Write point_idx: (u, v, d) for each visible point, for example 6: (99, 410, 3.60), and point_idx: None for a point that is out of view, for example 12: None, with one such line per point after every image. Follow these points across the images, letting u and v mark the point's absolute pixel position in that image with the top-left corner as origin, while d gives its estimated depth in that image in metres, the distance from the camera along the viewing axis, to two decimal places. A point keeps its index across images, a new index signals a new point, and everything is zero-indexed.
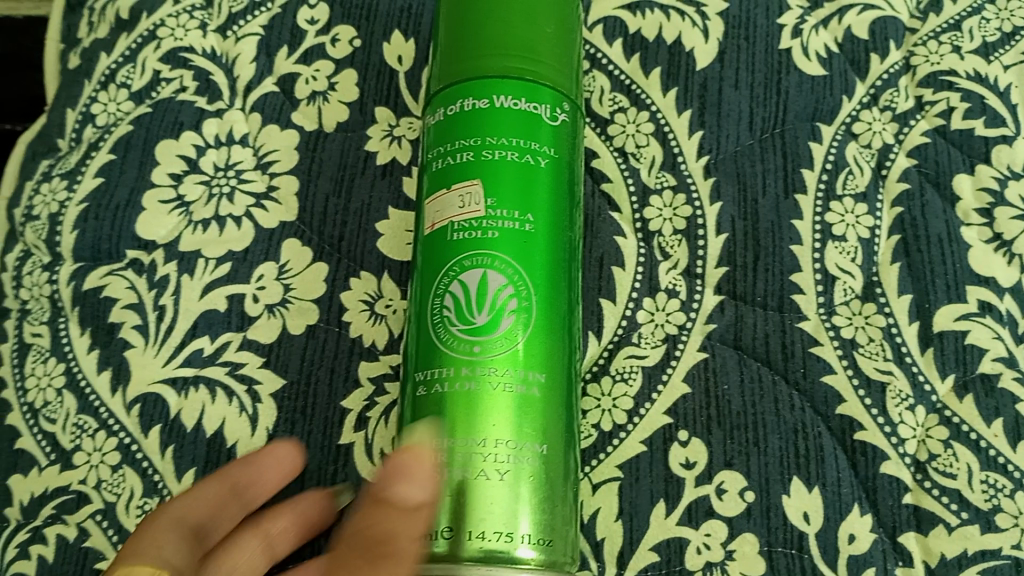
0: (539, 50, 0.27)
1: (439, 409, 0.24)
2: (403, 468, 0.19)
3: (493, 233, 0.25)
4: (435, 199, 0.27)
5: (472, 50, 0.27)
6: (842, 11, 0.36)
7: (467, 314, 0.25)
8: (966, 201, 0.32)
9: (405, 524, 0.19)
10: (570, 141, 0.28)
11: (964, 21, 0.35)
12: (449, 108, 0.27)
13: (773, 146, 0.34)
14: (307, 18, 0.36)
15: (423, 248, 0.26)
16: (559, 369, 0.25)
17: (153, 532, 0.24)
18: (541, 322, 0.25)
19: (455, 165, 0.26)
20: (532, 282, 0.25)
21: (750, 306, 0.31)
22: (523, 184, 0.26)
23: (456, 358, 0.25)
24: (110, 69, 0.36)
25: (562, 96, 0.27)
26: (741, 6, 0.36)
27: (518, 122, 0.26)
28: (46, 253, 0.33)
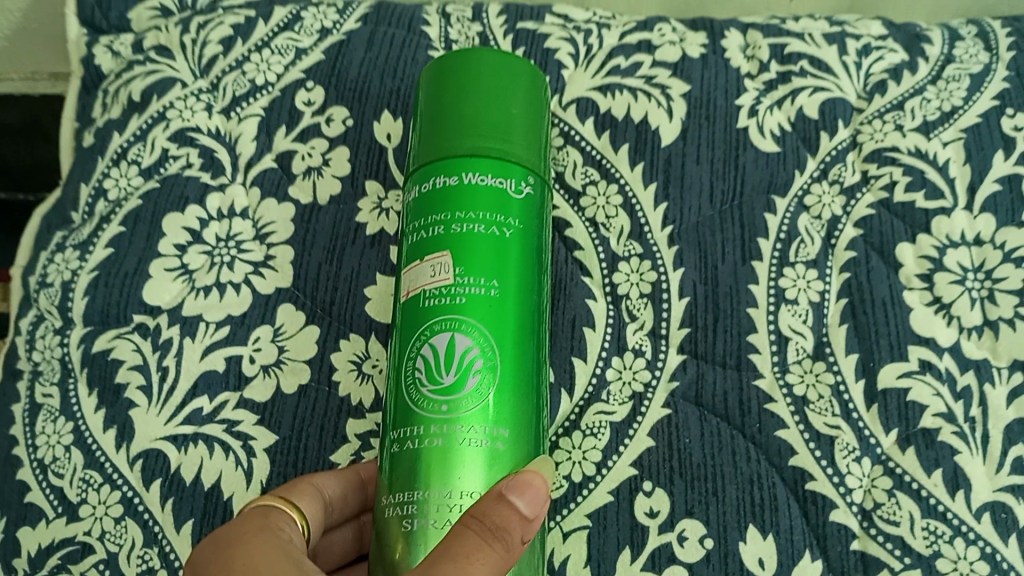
0: (504, 132, 0.30)
1: (411, 463, 0.26)
2: (532, 483, 0.25)
3: (461, 299, 0.27)
4: (411, 268, 0.29)
5: (443, 132, 0.30)
6: (794, 92, 0.39)
7: (436, 373, 0.27)
8: (908, 267, 0.35)
9: (516, 524, 0.24)
10: (534, 213, 0.30)
11: (906, 102, 0.38)
12: (423, 187, 0.30)
13: (731, 217, 0.36)
14: (304, 100, 0.39)
15: (400, 314, 0.29)
16: (522, 426, 0.27)
17: (302, 488, 0.29)
18: (505, 381, 0.27)
19: (428, 238, 0.29)
20: (497, 344, 0.27)
21: (710, 365, 0.34)
22: (488, 253, 0.28)
23: (426, 415, 0.27)
24: (122, 146, 0.39)
25: (526, 172, 0.30)
26: (703, 88, 0.39)
27: (485, 196, 0.29)
28: (59, 318, 0.36)
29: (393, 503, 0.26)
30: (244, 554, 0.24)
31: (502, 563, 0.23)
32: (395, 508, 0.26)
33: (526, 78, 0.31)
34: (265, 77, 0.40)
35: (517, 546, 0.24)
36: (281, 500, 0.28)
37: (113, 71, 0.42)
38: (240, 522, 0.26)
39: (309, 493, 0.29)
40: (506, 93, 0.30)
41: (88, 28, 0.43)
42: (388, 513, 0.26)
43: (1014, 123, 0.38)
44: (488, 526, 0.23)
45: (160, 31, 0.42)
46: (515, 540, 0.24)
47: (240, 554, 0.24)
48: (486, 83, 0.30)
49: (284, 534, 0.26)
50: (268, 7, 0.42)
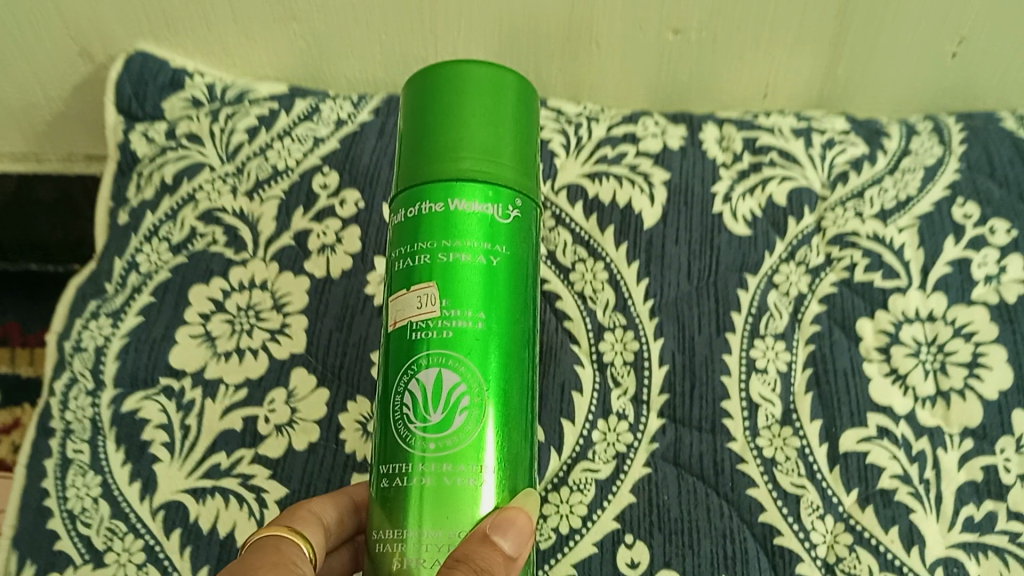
0: (494, 149, 0.26)
1: (398, 504, 0.25)
2: (516, 519, 0.25)
3: (447, 333, 0.25)
4: (397, 295, 0.26)
5: (426, 150, 0.27)
6: (765, 181, 0.43)
7: (424, 412, 0.25)
8: (867, 340, 0.38)
9: (499, 565, 0.24)
10: (531, 233, 0.28)
11: (866, 191, 0.43)
12: (409, 210, 0.26)
13: (707, 293, 0.40)
14: (320, 184, 0.43)
15: (388, 345, 0.26)
16: (513, 464, 0.26)
17: (304, 516, 0.31)
18: (495, 416, 0.25)
19: (413, 265, 0.26)
20: (487, 382, 0.25)
21: (688, 428, 0.37)
22: (477, 283, 0.25)
23: (412, 457, 0.25)
24: (154, 225, 0.43)
25: (519, 194, 0.27)
26: (681, 177, 0.43)
27: (474, 219, 0.26)
28: (91, 380, 0.39)
29: (381, 541, 0.25)
30: None
31: None
32: (384, 545, 0.25)
33: (519, 91, 0.28)
34: (286, 162, 0.44)
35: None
36: (290, 532, 0.29)
37: (147, 156, 0.46)
38: (257, 556, 0.27)
39: (311, 523, 0.31)
40: (498, 108, 0.27)
41: (125, 117, 0.47)
42: (378, 550, 0.25)
43: (963, 212, 0.41)
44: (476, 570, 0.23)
45: (191, 120, 0.46)
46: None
47: None
48: (476, 96, 0.27)
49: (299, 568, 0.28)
50: (290, 99, 0.47)
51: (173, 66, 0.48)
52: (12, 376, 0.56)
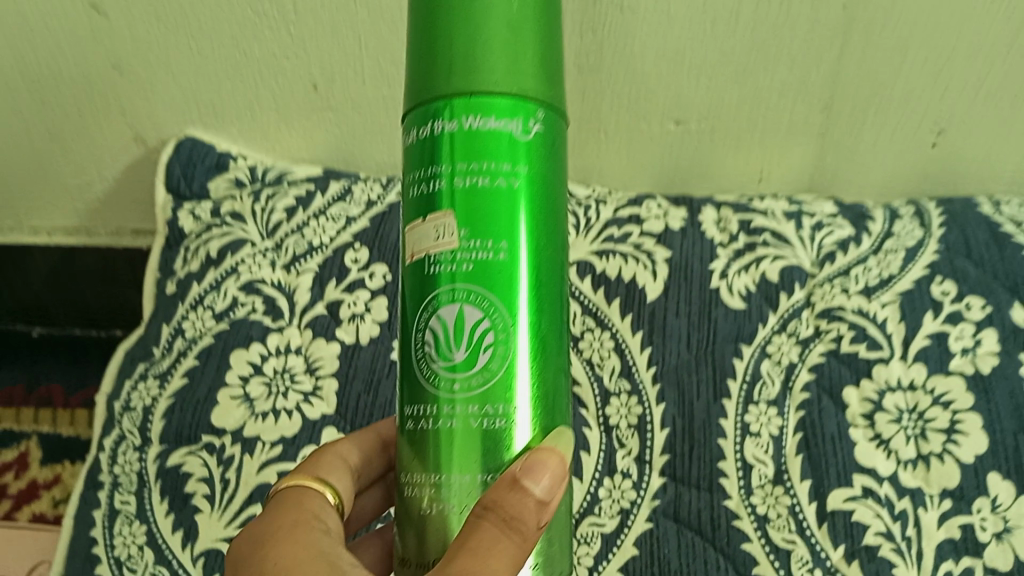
0: (516, 57, 0.24)
1: (424, 445, 0.24)
2: (546, 459, 0.24)
3: (469, 268, 0.24)
4: (414, 224, 0.25)
5: (437, 62, 0.24)
6: (758, 258, 0.46)
7: (447, 350, 0.24)
8: (853, 406, 0.42)
9: (531, 511, 0.23)
10: (562, 149, 0.26)
11: (852, 268, 0.46)
12: (421, 130, 0.25)
13: (705, 361, 0.44)
14: (351, 258, 0.47)
15: (406, 277, 0.25)
16: (543, 397, 0.25)
17: (330, 460, 0.32)
18: (521, 353, 0.24)
19: (428, 193, 0.25)
20: (512, 318, 0.24)
21: (687, 486, 0.41)
22: (501, 214, 0.24)
23: (435, 399, 0.24)
24: (199, 294, 0.47)
25: (547, 108, 0.25)
26: (682, 253, 0.47)
27: (495, 137, 0.24)
28: (138, 437, 0.43)
29: (410, 483, 0.25)
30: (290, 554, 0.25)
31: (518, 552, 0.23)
32: (414, 488, 0.24)
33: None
34: (320, 239, 0.48)
35: (533, 531, 0.24)
36: (314, 482, 0.31)
37: (193, 231, 0.50)
38: (276, 522, 0.27)
39: (336, 463, 0.33)
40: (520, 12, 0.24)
41: (174, 196, 0.52)
42: (408, 492, 0.24)
43: (941, 288, 0.44)
44: (500, 518, 0.23)
45: (234, 199, 0.51)
46: (530, 525, 0.23)
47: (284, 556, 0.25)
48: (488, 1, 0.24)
49: (326, 521, 0.28)
50: (324, 181, 0.51)
51: (219, 150, 0.53)
52: (54, 433, 0.59)
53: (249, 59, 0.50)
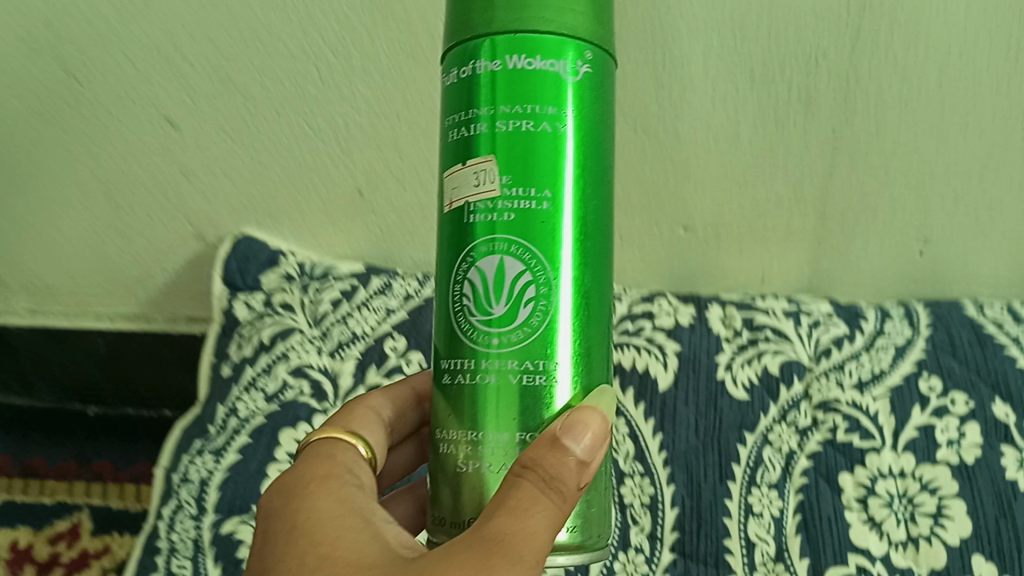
0: (563, 1, 0.28)
1: (462, 398, 0.28)
2: (586, 421, 0.27)
3: (507, 219, 0.28)
4: (455, 170, 0.29)
5: (488, 3, 0.28)
6: (761, 353, 0.51)
7: (487, 298, 0.28)
8: (848, 491, 0.46)
9: (571, 472, 0.26)
10: (597, 82, 0.29)
11: (847, 363, 0.50)
12: (465, 68, 0.28)
13: (712, 447, 0.48)
14: (391, 346, 0.52)
15: (449, 222, 0.29)
16: (580, 329, 0.29)
17: (364, 413, 0.36)
18: (556, 303, 0.28)
19: (473, 138, 0.28)
20: (548, 260, 0.28)
21: (695, 562, 0.45)
22: (537, 163, 0.28)
23: (477, 343, 0.28)
24: (252, 376, 0.52)
25: (580, 45, 0.28)
26: (691, 347, 0.51)
27: (530, 87, 0.27)
28: (194, 507, 0.47)
29: (446, 440, 0.29)
30: (329, 503, 0.28)
31: (558, 511, 0.26)
32: (452, 443, 0.28)
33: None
34: (363, 328, 0.53)
35: (574, 492, 0.26)
36: (349, 436, 0.33)
37: (247, 319, 0.55)
38: (313, 471, 0.30)
39: (370, 415, 0.36)
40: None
41: (228, 287, 0.57)
42: (442, 450, 0.29)
43: (927, 384, 0.48)
44: (542, 477, 0.25)
45: (285, 291, 0.55)
46: (570, 487, 0.26)
47: (323, 507, 0.27)
48: None
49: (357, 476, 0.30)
50: (367, 276, 0.56)
51: (272, 248, 0.58)
52: (104, 508, 0.62)
53: (303, 168, 0.56)
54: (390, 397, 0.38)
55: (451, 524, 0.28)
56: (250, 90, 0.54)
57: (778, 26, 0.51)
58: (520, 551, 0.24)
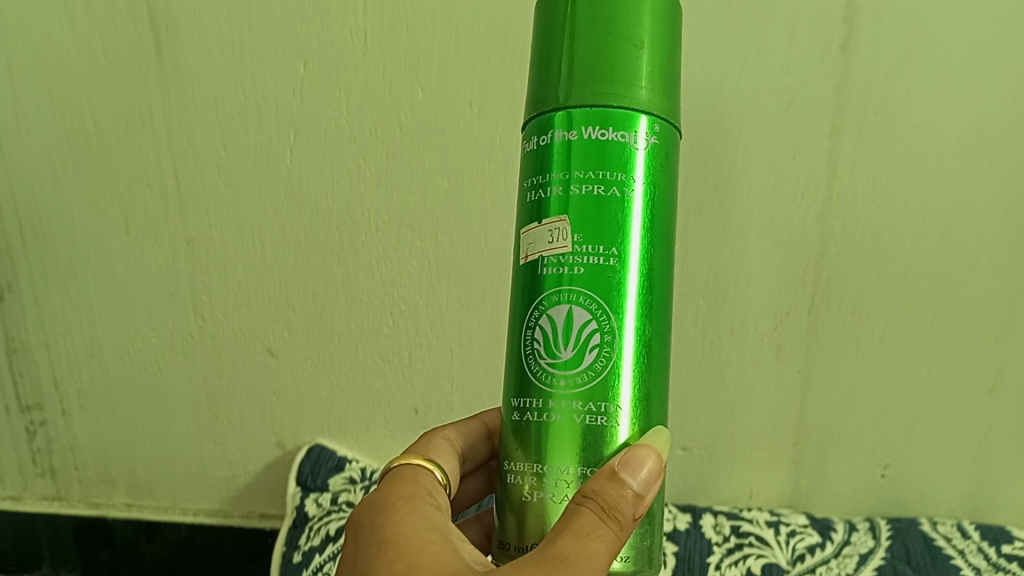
0: (634, 80, 0.33)
1: (531, 434, 0.34)
2: (640, 456, 0.32)
3: (576, 273, 0.33)
4: (530, 228, 0.35)
5: (571, 71, 0.34)
6: (746, 556, 0.61)
7: (557, 344, 0.34)
8: None
9: (624, 503, 0.31)
10: (663, 148, 0.34)
11: (818, 566, 0.60)
12: (543, 139, 0.34)
13: None
14: None
15: (524, 273, 0.35)
16: (641, 370, 0.34)
17: (437, 443, 0.45)
18: (619, 349, 0.33)
19: (549, 199, 0.34)
20: (613, 307, 0.33)
21: None
22: (604, 223, 0.33)
23: (548, 380, 0.34)
24: (320, 562, 0.62)
25: (648, 117, 0.34)
26: (686, 547, 0.62)
27: (601, 156, 0.33)
28: None
29: (514, 472, 0.34)
30: (407, 522, 0.34)
31: (615, 539, 0.31)
32: (523, 475, 0.34)
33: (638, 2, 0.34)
34: None
35: (627, 521, 0.32)
36: (424, 465, 0.41)
37: (315, 515, 0.66)
38: (398, 492, 0.37)
39: (442, 445, 0.45)
40: (624, 31, 0.34)
41: (302, 487, 0.68)
42: (511, 481, 0.34)
43: None
44: (602, 507, 0.31)
45: (349, 492, 0.67)
46: (626, 517, 0.31)
47: (402, 524, 0.34)
48: (608, 28, 0.34)
49: (433, 497, 0.38)
50: None
51: (339, 455, 0.69)
52: None
53: (373, 392, 0.68)
54: (459, 428, 0.48)
55: (515, 549, 0.34)
56: (339, 330, 0.67)
57: (755, 301, 0.64)
58: (581, 570, 0.29)
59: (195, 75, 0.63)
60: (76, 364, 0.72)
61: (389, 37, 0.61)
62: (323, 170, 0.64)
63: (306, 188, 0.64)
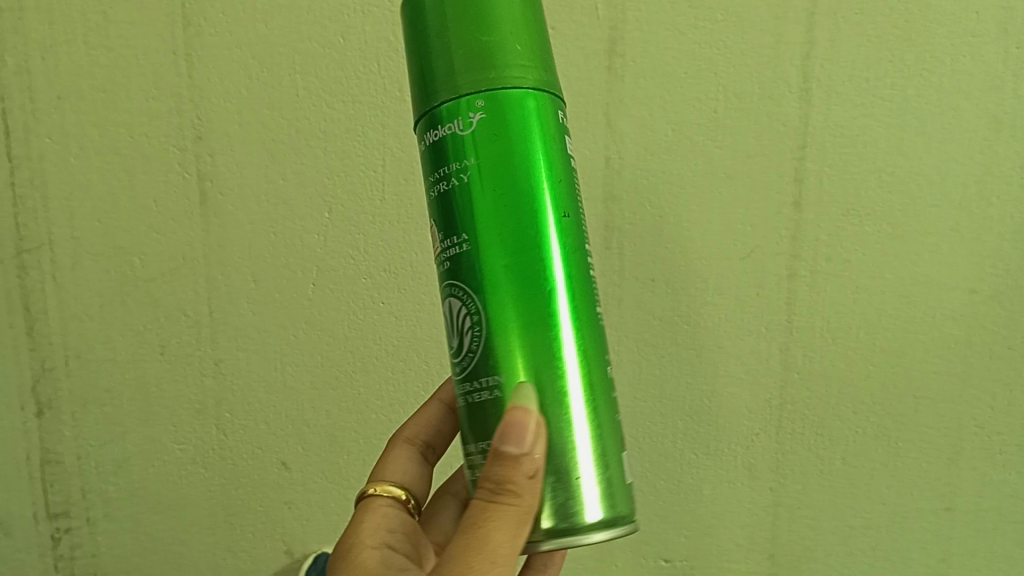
0: (497, 61, 0.40)
1: (476, 414, 0.42)
2: (511, 426, 0.39)
3: (482, 254, 0.41)
4: (443, 233, 0.43)
5: (448, 65, 0.41)
6: None
7: (484, 329, 0.41)
8: None
9: (519, 474, 0.39)
10: (537, 109, 0.42)
11: None
12: (435, 137, 0.42)
13: None
14: None
15: (445, 272, 0.43)
16: (558, 317, 0.41)
17: (396, 452, 0.58)
18: (532, 314, 0.41)
19: (456, 199, 0.42)
20: (524, 270, 0.41)
21: None
22: (504, 202, 0.41)
23: (479, 346, 0.42)
24: None
25: (524, 90, 0.41)
26: None
27: (486, 143, 0.41)
28: None
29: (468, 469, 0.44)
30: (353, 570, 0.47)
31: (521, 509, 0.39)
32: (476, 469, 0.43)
33: None
34: None
35: (524, 483, 0.39)
36: (374, 502, 0.54)
37: None
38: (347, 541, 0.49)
39: (399, 454, 0.58)
40: (481, 19, 0.40)
41: None
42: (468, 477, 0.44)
43: None
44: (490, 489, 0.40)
45: None
46: (524, 479, 0.39)
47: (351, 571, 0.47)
48: (467, 17, 0.40)
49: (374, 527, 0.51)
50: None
51: None
52: None
53: None
54: (418, 418, 0.60)
55: None
56: (349, 445, 0.75)
57: (728, 428, 0.70)
58: (481, 551, 0.39)
59: (234, 221, 0.71)
60: (104, 476, 0.77)
61: (404, 190, 0.70)
62: (341, 301, 0.72)
63: (326, 318, 0.73)
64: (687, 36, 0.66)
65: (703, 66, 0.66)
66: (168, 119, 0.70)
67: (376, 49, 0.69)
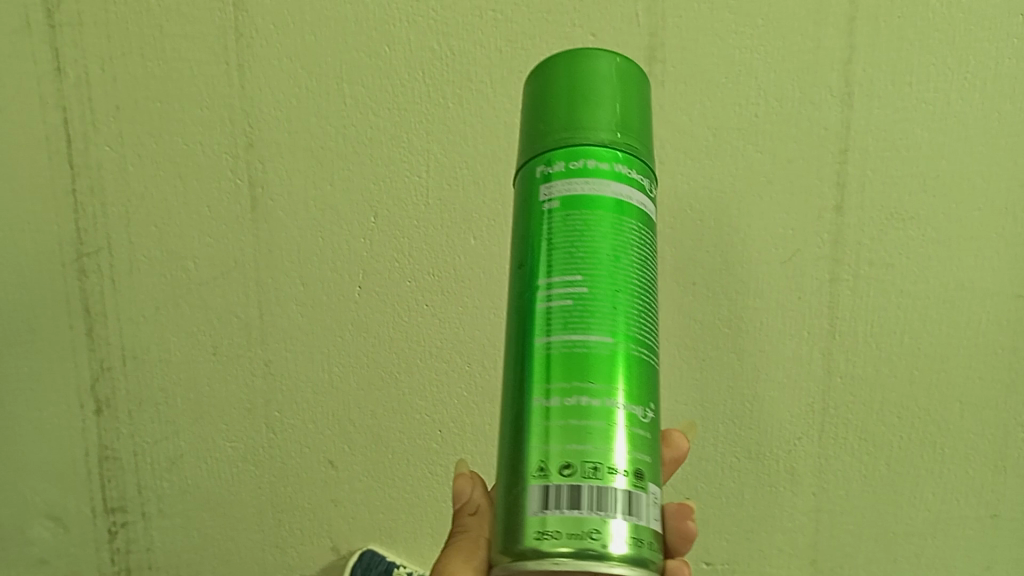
0: (586, 115, 0.42)
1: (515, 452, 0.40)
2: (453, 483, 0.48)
3: (549, 291, 0.41)
4: (517, 275, 0.43)
5: (544, 118, 0.43)
6: None
7: (537, 365, 0.40)
8: None
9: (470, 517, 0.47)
10: (620, 169, 0.42)
11: None
12: (524, 186, 0.44)
13: None
14: None
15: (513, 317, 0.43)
16: (613, 366, 0.40)
17: None
18: (587, 355, 0.40)
19: (531, 239, 0.42)
20: (581, 311, 0.40)
21: None
22: (569, 245, 0.41)
23: (528, 384, 0.40)
24: None
25: (602, 147, 0.42)
26: None
27: (562, 189, 0.42)
28: None
29: None
30: None
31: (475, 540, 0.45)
32: None
33: (589, 59, 0.43)
34: None
35: (470, 518, 0.47)
36: None
37: None
38: None
39: None
40: (579, 84, 0.43)
41: None
42: None
43: None
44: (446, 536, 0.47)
45: None
46: (469, 516, 0.47)
47: None
48: (566, 80, 0.43)
49: None
50: None
51: (388, 559, 0.77)
52: None
53: (422, 502, 0.77)
54: None
55: None
56: (393, 445, 0.76)
57: (771, 431, 0.70)
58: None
59: (283, 226, 0.74)
60: (157, 473, 0.78)
61: (447, 196, 0.72)
62: (386, 304, 0.74)
63: (371, 321, 0.74)
64: (727, 42, 0.67)
65: (743, 71, 0.67)
66: (220, 128, 0.73)
67: (420, 58, 0.71)
